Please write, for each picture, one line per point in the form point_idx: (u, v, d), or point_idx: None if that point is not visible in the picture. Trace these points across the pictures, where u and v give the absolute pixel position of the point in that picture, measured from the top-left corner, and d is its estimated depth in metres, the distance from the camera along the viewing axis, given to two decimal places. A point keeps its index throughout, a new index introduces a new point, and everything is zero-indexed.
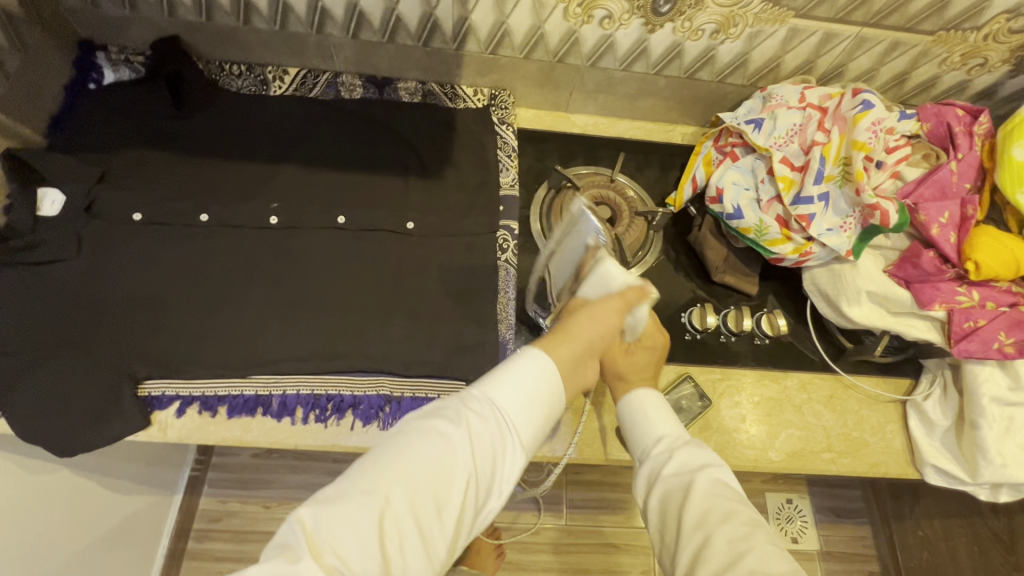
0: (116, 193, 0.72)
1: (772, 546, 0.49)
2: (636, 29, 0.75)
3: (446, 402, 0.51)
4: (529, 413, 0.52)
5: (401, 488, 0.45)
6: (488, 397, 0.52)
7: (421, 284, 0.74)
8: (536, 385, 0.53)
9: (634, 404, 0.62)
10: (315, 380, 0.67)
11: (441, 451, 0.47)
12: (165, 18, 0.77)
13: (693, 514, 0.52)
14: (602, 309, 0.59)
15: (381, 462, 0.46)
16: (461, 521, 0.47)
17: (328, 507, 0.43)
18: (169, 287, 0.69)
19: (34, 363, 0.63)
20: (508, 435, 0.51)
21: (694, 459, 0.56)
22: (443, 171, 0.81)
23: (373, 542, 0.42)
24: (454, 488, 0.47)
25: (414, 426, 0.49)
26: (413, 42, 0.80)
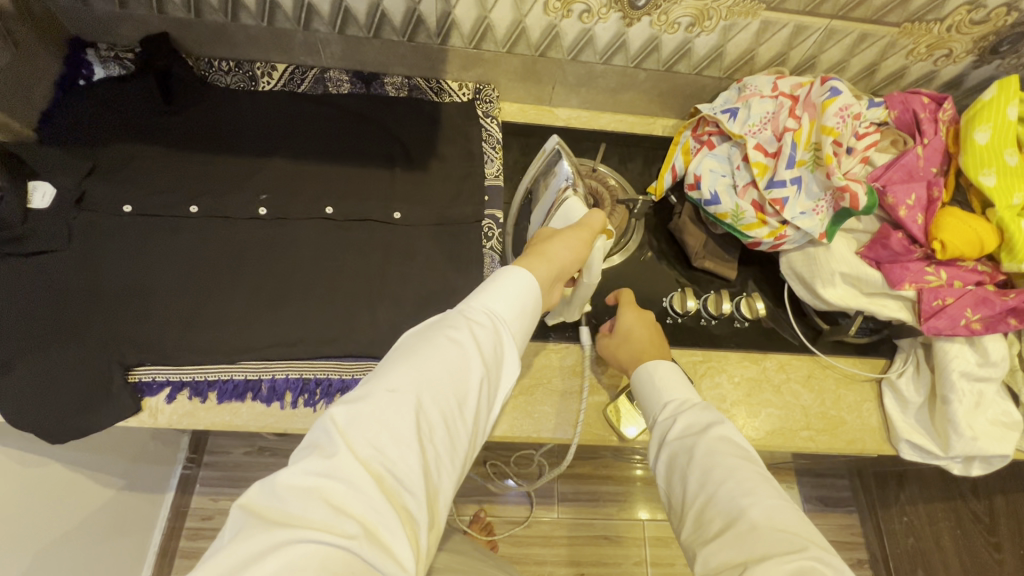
0: (107, 186, 0.74)
1: (776, 498, 0.50)
2: (614, 23, 0.78)
3: (447, 314, 0.52)
4: (519, 319, 0.54)
5: (423, 385, 0.45)
6: (487, 306, 0.53)
7: (407, 271, 0.75)
8: (523, 293, 0.55)
9: (644, 375, 0.66)
10: (303, 365, 0.69)
11: (451, 350, 0.48)
12: (153, 15, 0.79)
13: (695, 473, 0.54)
14: (572, 237, 0.62)
15: (398, 365, 0.46)
16: (478, 416, 0.48)
17: (356, 406, 0.43)
18: (157, 276, 0.70)
19: (25, 351, 0.64)
20: (509, 335, 0.52)
21: (699, 420, 0.58)
22: (429, 163, 0.83)
23: (403, 431, 0.42)
24: (469, 385, 0.47)
25: (420, 335, 0.50)
26: (398, 37, 0.82)
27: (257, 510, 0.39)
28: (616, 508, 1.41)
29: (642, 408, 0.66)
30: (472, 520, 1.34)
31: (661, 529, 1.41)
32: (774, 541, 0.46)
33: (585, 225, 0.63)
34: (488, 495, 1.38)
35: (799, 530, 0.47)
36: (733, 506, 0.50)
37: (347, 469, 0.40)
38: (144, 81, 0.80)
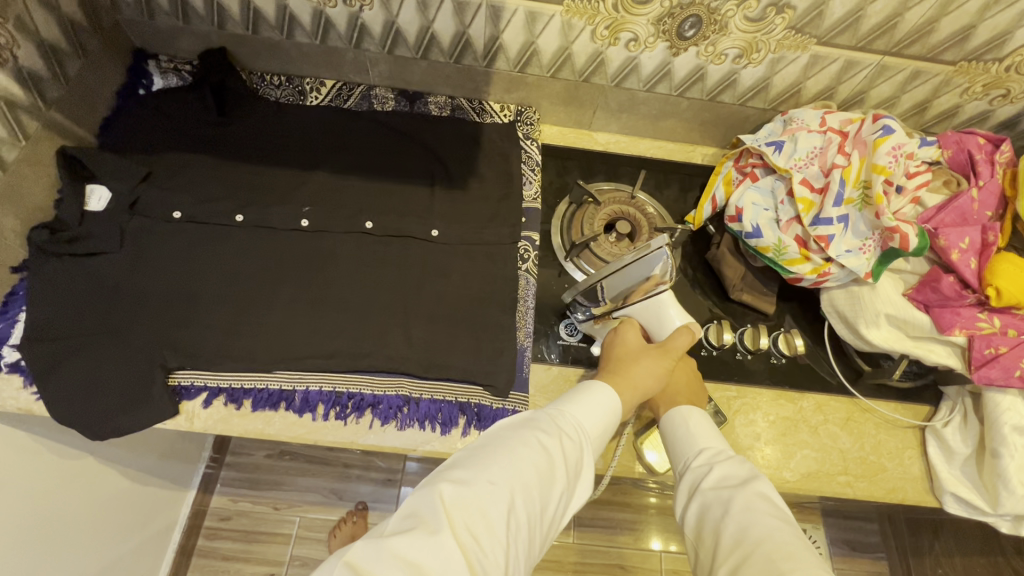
0: (159, 193, 0.77)
1: (819, 565, 0.48)
2: (661, 52, 0.78)
3: (539, 414, 0.56)
4: (603, 436, 0.58)
5: (518, 484, 0.48)
6: (576, 414, 0.56)
7: (440, 291, 0.76)
8: (610, 411, 0.59)
9: (676, 420, 0.64)
10: (337, 377, 0.69)
11: (545, 455, 0.51)
12: (213, 30, 0.82)
13: (731, 528, 0.52)
14: (656, 362, 0.63)
15: (496, 456, 0.50)
16: (550, 524, 0.51)
17: (460, 489, 0.46)
18: (201, 283, 0.72)
19: (74, 349, 0.66)
20: (590, 447, 0.56)
21: (737, 474, 0.57)
22: (467, 182, 0.84)
23: (496, 527, 0.45)
24: (553, 493, 0.50)
25: (515, 429, 0.53)
26: (446, 59, 0.83)
27: (355, 566, 0.40)
28: (633, 536, 1.38)
29: (670, 454, 0.64)
30: None
31: (678, 562, 1.37)
32: None
33: (664, 348, 0.64)
34: None
35: None
36: (769, 565, 0.48)
37: (444, 548, 0.42)
38: (200, 93, 0.84)
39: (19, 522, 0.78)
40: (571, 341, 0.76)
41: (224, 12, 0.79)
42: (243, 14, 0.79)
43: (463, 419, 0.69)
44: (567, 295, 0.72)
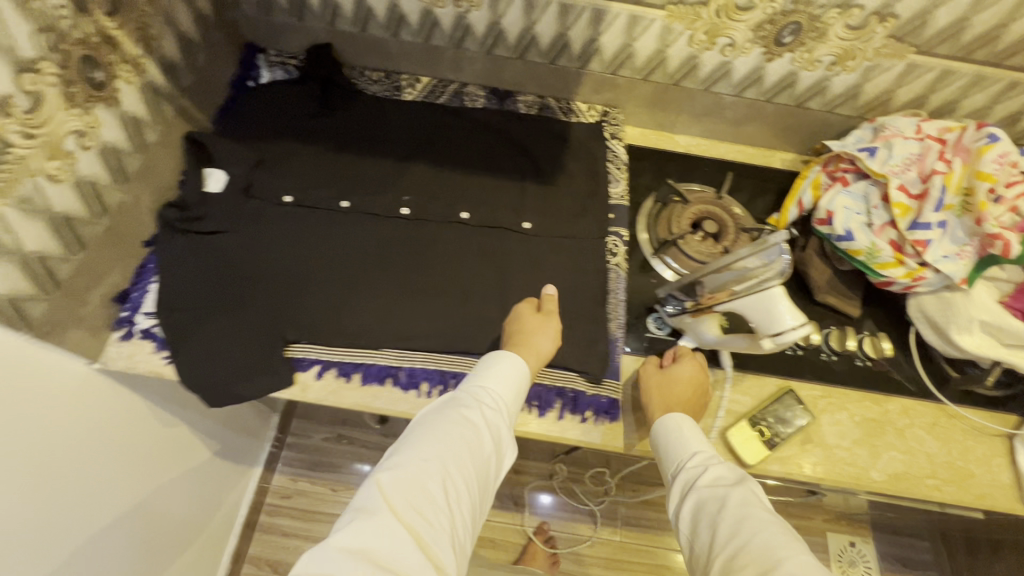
0: (272, 178, 0.82)
1: (809, 554, 0.49)
2: (755, 57, 0.80)
3: (459, 394, 0.60)
4: (519, 399, 0.63)
5: (450, 457, 0.54)
6: (492, 386, 0.61)
7: (534, 281, 0.79)
8: (521, 375, 0.64)
9: (671, 423, 0.64)
10: (441, 358, 0.73)
11: (470, 427, 0.57)
12: (324, 27, 0.87)
13: (727, 521, 0.53)
14: (549, 327, 0.69)
15: (425, 437, 0.55)
16: (488, 482, 0.57)
17: (395, 473, 0.52)
18: (312, 264, 0.77)
19: (200, 319, 0.71)
20: (509, 411, 0.61)
21: (732, 474, 0.58)
22: (556, 178, 0.87)
23: (433, 498, 0.51)
24: (484, 458, 0.56)
25: (437, 414, 0.58)
26: (541, 59, 0.87)
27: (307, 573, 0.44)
28: None
29: (659, 458, 0.65)
30: (535, 530, 1.35)
31: None
32: None
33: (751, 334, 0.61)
34: (552, 509, 1.39)
35: None
36: (767, 553, 0.48)
37: (389, 529, 0.48)
38: (307, 87, 0.89)
39: (137, 482, 0.83)
40: (660, 334, 0.78)
41: (338, 10, 0.84)
42: (355, 12, 0.84)
43: (559, 403, 0.72)
44: (663, 289, 0.76)
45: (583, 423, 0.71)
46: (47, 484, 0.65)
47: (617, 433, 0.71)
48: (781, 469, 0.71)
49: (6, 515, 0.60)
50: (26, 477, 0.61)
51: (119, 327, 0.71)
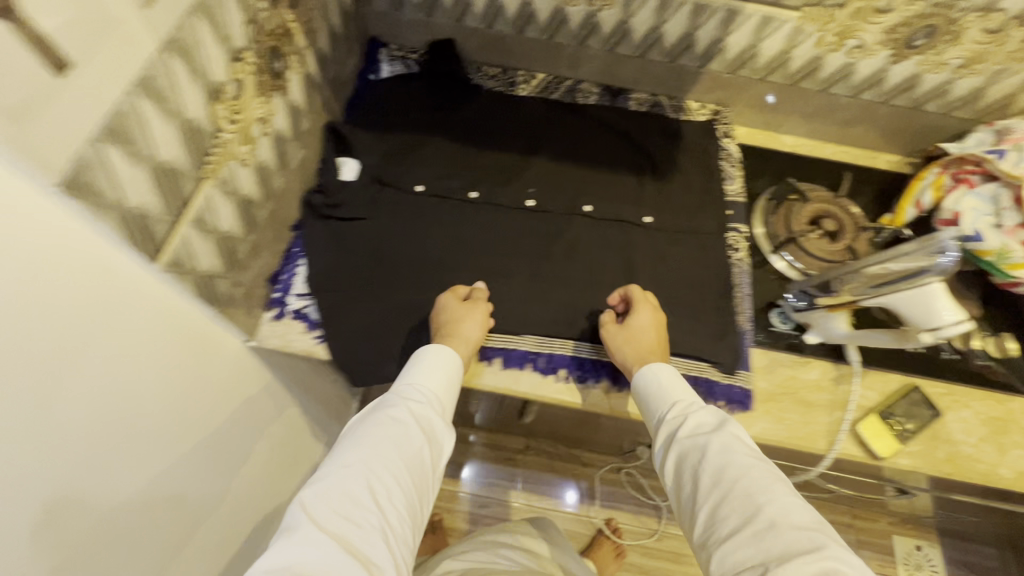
0: (404, 169, 0.85)
1: (793, 496, 0.51)
2: (882, 59, 0.82)
3: (383, 399, 0.61)
4: (449, 392, 0.65)
5: (378, 457, 0.54)
6: (416, 382, 0.63)
7: (659, 273, 0.81)
8: (448, 368, 0.65)
9: (645, 376, 0.65)
10: (577, 344, 0.75)
11: (396, 427, 0.57)
12: (451, 23, 0.90)
13: (708, 471, 0.54)
14: (477, 313, 0.71)
15: (350, 446, 0.55)
16: (423, 478, 0.58)
17: (317, 487, 0.51)
18: (448, 252, 0.80)
19: (349, 302, 0.75)
20: (436, 402, 0.63)
21: (711, 420, 0.59)
22: (673, 175, 0.89)
23: (360, 499, 0.51)
24: (414, 453, 0.57)
25: (363, 420, 0.59)
26: (662, 58, 0.89)
27: None
28: None
29: (645, 413, 0.66)
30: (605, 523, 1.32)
31: None
32: (797, 540, 0.47)
33: (909, 329, 0.65)
34: (621, 500, 1.36)
35: (817, 527, 0.48)
36: (751, 499, 0.50)
37: (317, 537, 0.47)
38: (431, 81, 0.92)
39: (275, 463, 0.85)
40: (783, 329, 0.80)
41: (469, 7, 0.87)
42: (486, 9, 0.87)
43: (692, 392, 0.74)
44: (796, 287, 0.79)
45: None
46: (226, 453, 0.68)
47: (750, 423, 0.73)
48: (912, 463, 0.72)
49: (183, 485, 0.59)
50: (203, 445, 0.62)
51: (272, 307, 0.74)
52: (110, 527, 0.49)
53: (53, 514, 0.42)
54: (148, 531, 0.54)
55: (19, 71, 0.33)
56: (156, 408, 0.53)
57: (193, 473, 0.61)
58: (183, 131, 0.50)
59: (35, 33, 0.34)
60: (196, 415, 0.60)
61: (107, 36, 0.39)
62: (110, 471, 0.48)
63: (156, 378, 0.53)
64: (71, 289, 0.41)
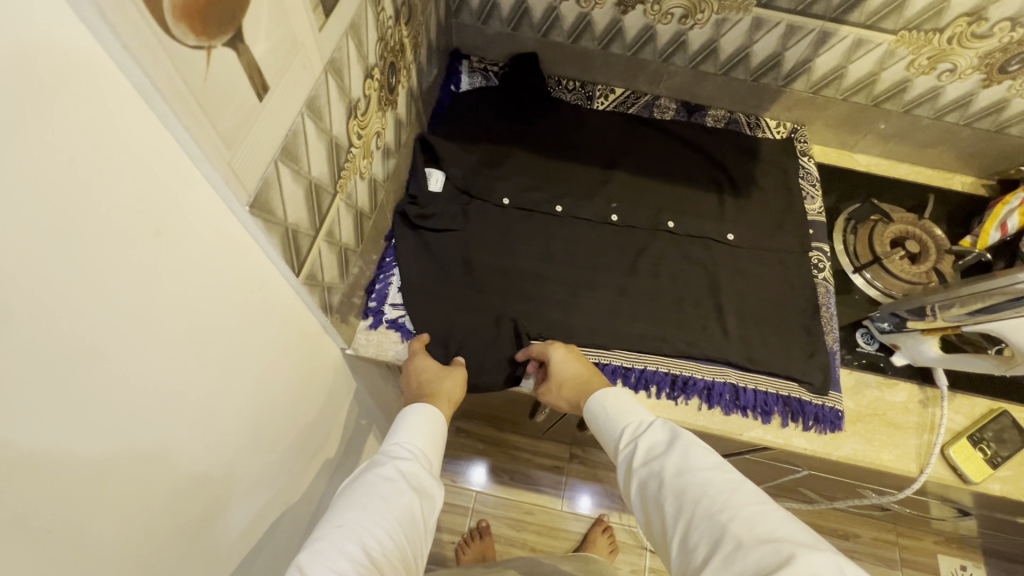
0: (490, 181, 0.85)
1: (758, 504, 0.48)
2: (971, 83, 0.82)
3: (371, 460, 0.58)
4: (432, 445, 0.61)
5: (368, 515, 0.50)
6: (403, 440, 0.60)
7: (743, 290, 0.81)
8: (429, 422, 0.62)
9: (596, 405, 0.63)
10: (669, 361, 0.75)
11: (384, 486, 0.54)
12: (536, 37, 0.92)
13: (669, 496, 0.51)
14: (456, 371, 0.68)
15: (339, 508, 0.51)
16: (413, 529, 0.53)
17: (310, 548, 0.46)
18: (536, 264, 0.81)
19: (443, 312, 0.75)
20: (425, 457, 0.60)
21: (661, 440, 0.56)
22: (752, 192, 0.89)
23: (352, 555, 0.47)
24: (405, 505, 0.53)
25: (353, 484, 0.55)
26: (745, 77, 0.90)
27: None
28: None
29: (604, 446, 0.63)
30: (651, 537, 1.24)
31: None
32: (762, 555, 0.44)
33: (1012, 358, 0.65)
34: None
35: (783, 535, 0.45)
36: (711, 521, 0.47)
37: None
38: (511, 93, 0.93)
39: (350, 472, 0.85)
40: (868, 349, 0.81)
41: (558, 22, 0.88)
42: (574, 25, 0.88)
43: (782, 412, 0.74)
44: (880, 312, 0.80)
45: (806, 432, 0.73)
46: (316, 458, 0.68)
47: (839, 443, 0.73)
48: (1003, 489, 0.72)
49: (259, 479, 0.52)
50: (275, 446, 0.55)
51: (367, 316, 0.75)
52: (238, 532, 0.49)
53: (204, 520, 0.43)
54: (224, 526, 0.47)
55: (236, 99, 0.35)
56: (261, 399, 0.50)
57: (292, 480, 0.61)
58: (330, 147, 0.51)
59: (250, 61, 0.35)
60: (280, 411, 0.55)
61: (292, 60, 0.41)
62: (239, 476, 0.48)
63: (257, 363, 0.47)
64: (218, 232, 0.37)
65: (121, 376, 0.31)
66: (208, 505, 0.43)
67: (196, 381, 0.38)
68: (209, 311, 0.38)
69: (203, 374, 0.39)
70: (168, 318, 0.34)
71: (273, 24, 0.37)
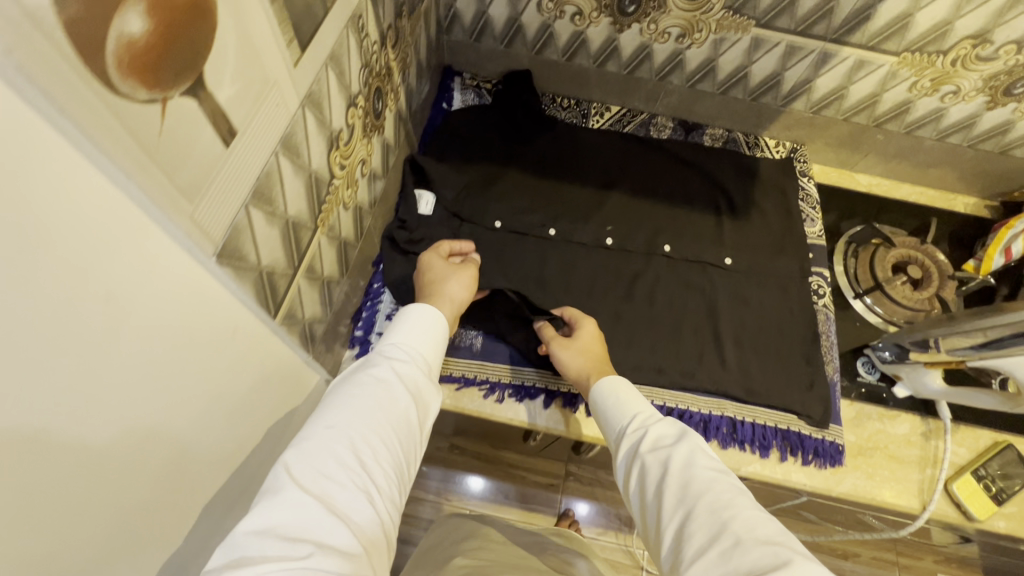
0: (482, 204, 0.82)
1: (758, 510, 0.44)
2: (976, 105, 0.80)
3: (366, 356, 0.52)
4: (431, 349, 0.55)
5: (362, 414, 0.45)
6: (401, 340, 0.53)
7: (742, 317, 0.79)
8: (429, 327, 0.56)
9: (604, 391, 0.60)
10: (664, 393, 0.73)
11: (380, 387, 0.48)
12: (529, 54, 0.89)
13: (673, 486, 0.48)
14: (462, 273, 0.66)
15: (330, 404, 0.46)
16: (411, 435, 0.48)
17: (299, 447, 0.42)
18: (528, 290, 0.78)
19: None
20: (425, 362, 0.54)
21: (671, 431, 0.53)
22: (750, 214, 0.87)
23: (344, 458, 0.42)
24: (402, 408, 0.48)
25: (346, 380, 0.49)
26: (744, 96, 0.88)
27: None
28: None
29: (606, 432, 0.59)
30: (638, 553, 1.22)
31: None
32: (759, 555, 0.40)
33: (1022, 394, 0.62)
34: None
35: (784, 540, 0.41)
36: (712, 516, 0.44)
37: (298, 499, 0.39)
38: (504, 111, 0.90)
39: None
40: (870, 379, 0.79)
41: (552, 40, 0.86)
42: (568, 43, 0.86)
43: (781, 445, 0.71)
44: (888, 342, 0.78)
45: (806, 466, 0.71)
46: None
47: (840, 478, 0.71)
48: (1008, 526, 0.70)
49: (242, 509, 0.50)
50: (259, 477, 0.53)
51: (353, 345, 0.73)
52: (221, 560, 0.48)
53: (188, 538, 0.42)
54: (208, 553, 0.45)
55: (198, 150, 0.32)
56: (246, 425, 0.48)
57: None
58: (308, 183, 0.49)
59: (213, 106, 0.33)
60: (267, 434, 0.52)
61: (264, 100, 0.38)
62: (222, 503, 0.46)
63: (242, 387, 0.45)
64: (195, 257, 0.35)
65: (74, 454, 0.28)
66: (175, 547, 0.40)
67: (167, 424, 0.36)
68: (197, 310, 0.37)
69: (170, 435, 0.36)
70: (142, 341, 0.32)
71: (240, 65, 0.34)
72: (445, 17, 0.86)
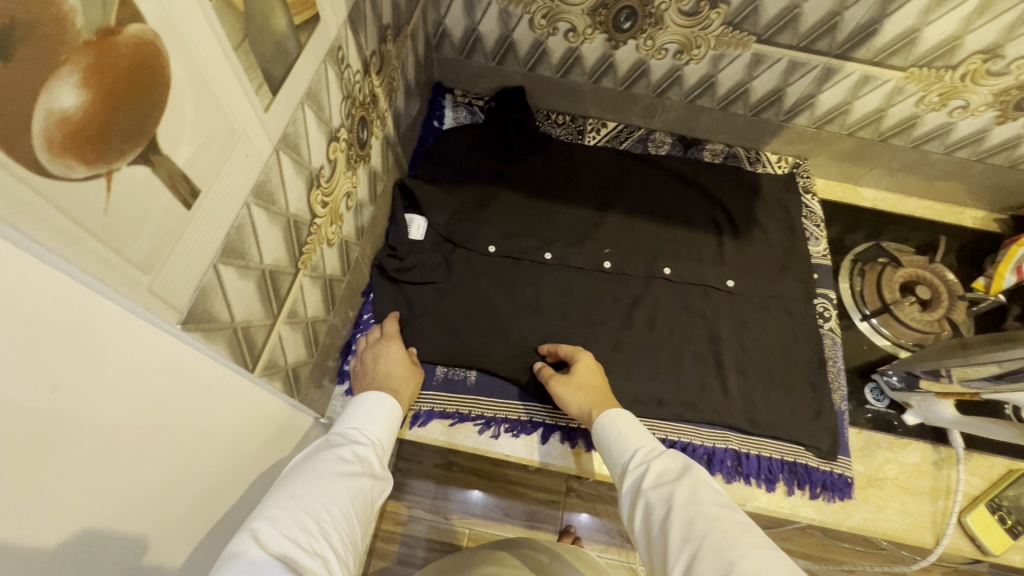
0: (475, 228, 0.79)
1: (767, 549, 0.42)
2: (985, 120, 0.77)
3: (324, 438, 0.52)
4: (387, 436, 0.57)
5: (326, 485, 0.45)
6: (361, 424, 0.55)
7: (746, 343, 0.76)
8: (388, 413, 0.58)
9: (608, 424, 0.57)
10: (665, 425, 0.71)
11: (342, 463, 0.49)
12: (522, 72, 0.87)
13: (677, 524, 0.44)
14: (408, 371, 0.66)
15: (292, 477, 0.46)
16: (363, 516, 0.48)
17: (264, 513, 0.41)
18: (524, 319, 0.75)
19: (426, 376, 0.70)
20: (381, 446, 0.55)
21: (675, 467, 0.50)
22: (753, 233, 0.84)
23: (309, 526, 0.41)
24: (361, 484, 0.48)
25: (305, 457, 0.49)
26: (744, 111, 0.85)
27: None
28: None
29: (608, 468, 0.56)
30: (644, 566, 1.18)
31: None
32: None
33: None
34: None
35: None
36: (719, 557, 0.41)
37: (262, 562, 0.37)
38: (497, 129, 0.87)
39: None
40: (879, 406, 0.76)
41: (546, 57, 0.83)
42: (562, 60, 0.83)
43: (788, 479, 0.69)
44: (895, 366, 0.75)
45: (814, 500, 0.69)
46: None
47: (850, 512, 0.68)
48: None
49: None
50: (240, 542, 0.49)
51: (343, 380, 0.71)
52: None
53: None
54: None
55: (154, 218, 0.30)
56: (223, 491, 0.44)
57: None
58: (286, 228, 0.46)
59: (171, 169, 0.30)
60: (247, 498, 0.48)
61: (231, 152, 0.35)
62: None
63: (218, 452, 0.42)
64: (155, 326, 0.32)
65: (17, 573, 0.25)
66: None
67: (128, 501, 0.32)
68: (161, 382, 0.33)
69: (127, 521, 0.33)
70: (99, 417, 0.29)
71: (200, 122, 0.32)
72: (434, 34, 0.83)
